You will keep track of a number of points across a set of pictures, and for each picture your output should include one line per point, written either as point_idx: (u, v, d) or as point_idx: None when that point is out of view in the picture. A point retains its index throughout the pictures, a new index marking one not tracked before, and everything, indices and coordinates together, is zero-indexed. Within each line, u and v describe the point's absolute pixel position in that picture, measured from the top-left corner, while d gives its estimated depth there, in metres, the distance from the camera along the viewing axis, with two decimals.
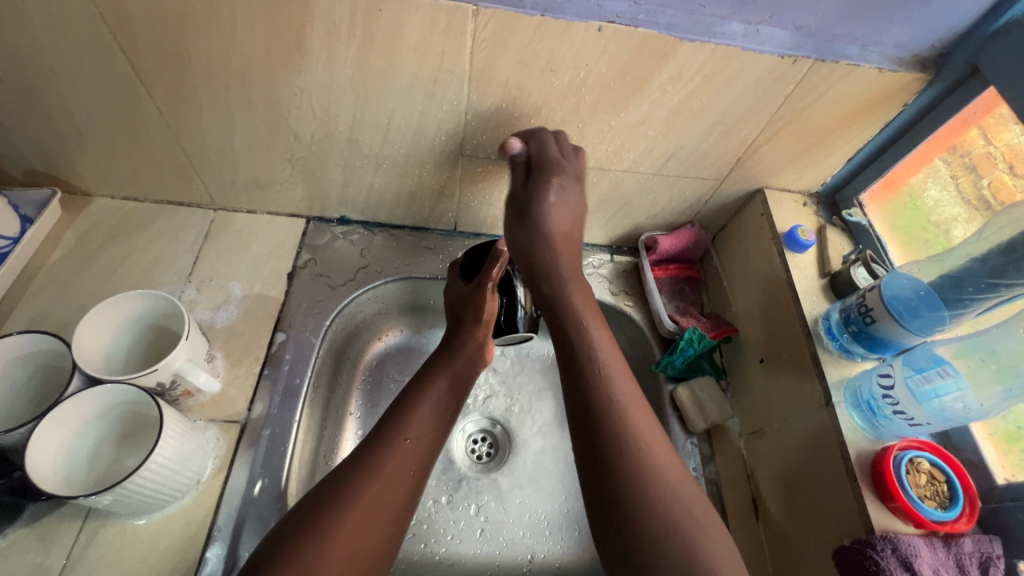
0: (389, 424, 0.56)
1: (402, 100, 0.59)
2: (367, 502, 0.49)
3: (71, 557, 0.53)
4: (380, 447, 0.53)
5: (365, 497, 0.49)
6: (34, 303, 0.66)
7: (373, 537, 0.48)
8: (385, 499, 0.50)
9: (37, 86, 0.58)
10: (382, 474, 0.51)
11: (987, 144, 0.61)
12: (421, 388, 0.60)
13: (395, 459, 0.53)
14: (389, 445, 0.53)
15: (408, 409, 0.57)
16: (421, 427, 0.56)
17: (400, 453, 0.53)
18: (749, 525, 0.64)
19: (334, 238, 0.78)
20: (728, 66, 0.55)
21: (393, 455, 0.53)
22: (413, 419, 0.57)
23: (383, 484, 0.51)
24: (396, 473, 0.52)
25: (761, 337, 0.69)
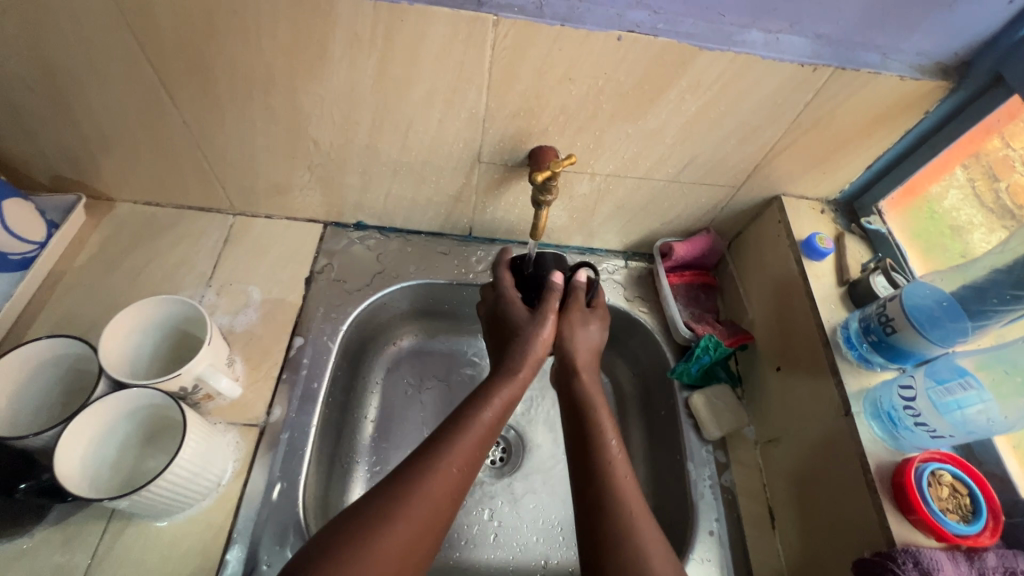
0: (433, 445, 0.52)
1: (421, 108, 0.60)
2: (408, 529, 0.46)
3: (96, 557, 0.54)
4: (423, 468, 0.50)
5: (406, 523, 0.46)
6: (60, 306, 0.68)
7: (410, 559, 0.46)
8: (424, 522, 0.47)
9: (66, 94, 0.59)
10: (426, 495, 0.48)
11: (1005, 148, 0.62)
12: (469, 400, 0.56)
13: (438, 482, 0.49)
14: (433, 469, 0.50)
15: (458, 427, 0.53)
16: (467, 449, 0.52)
17: (442, 479, 0.49)
18: (765, 534, 0.63)
19: (351, 244, 0.78)
20: (748, 74, 0.55)
21: (437, 480, 0.49)
22: (460, 440, 0.52)
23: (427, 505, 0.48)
24: (439, 501, 0.48)
25: (778, 345, 0.68)
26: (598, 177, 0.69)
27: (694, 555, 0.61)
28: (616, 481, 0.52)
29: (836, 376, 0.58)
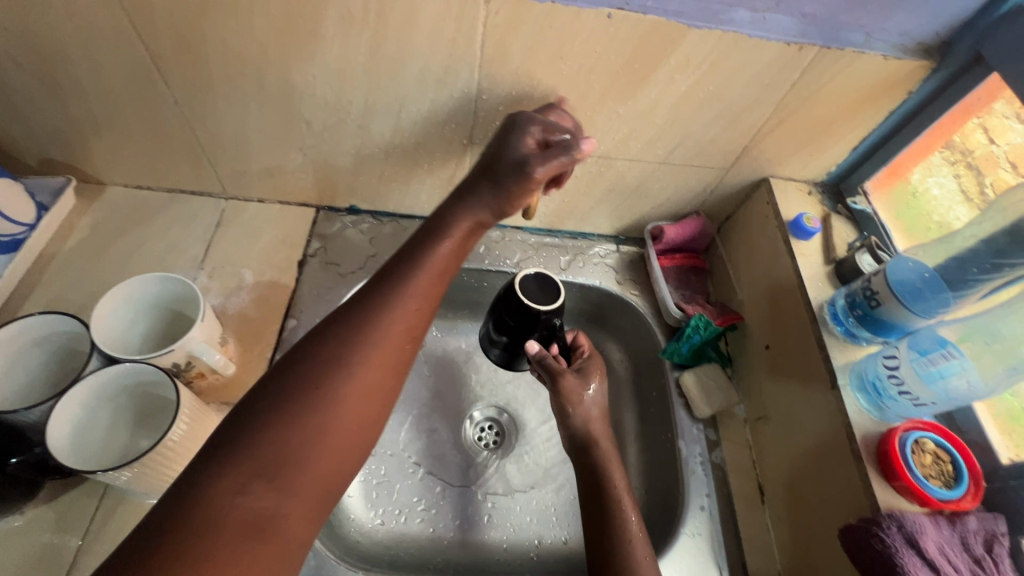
0: (350, 334, 0.47)
1: (414, 87, 0.60)
2: (363, 379, 0.45)
3: (88, 535, 0.54)
4: (342, 362, 0.45)
5: (362, 373, 0.46)
6: (51, 288, 0.67)
7: (360, 411, 0.45)
8: (354, 420, 0.44)
9: (55, 72, 0.59)
10: (353, 390, 0.45)
11: (990, 145, 0.63)
12: (393, 286, 0.51)
13: (362, 373, 0.46)
14: (357, 360, 0.46)
15: (369, 315, 0.48)
16: (427, 288, 0.52)
17: (367, 368, 0.46)
18: (755, 509, 0.65)
19: (344, 227, 0.78)
20: (736, 53, 0.56)
21: (363, 372, 0.46)
22: (412, 278, 0.52)
23: (353, 408, 0.45)
24: (397, 341, 0.48)
25: (765, 323, 0.69)
26: (589, 159, 0.69)
27: (686, 530, 0.63)
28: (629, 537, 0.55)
29: (824, 351, 0.59)
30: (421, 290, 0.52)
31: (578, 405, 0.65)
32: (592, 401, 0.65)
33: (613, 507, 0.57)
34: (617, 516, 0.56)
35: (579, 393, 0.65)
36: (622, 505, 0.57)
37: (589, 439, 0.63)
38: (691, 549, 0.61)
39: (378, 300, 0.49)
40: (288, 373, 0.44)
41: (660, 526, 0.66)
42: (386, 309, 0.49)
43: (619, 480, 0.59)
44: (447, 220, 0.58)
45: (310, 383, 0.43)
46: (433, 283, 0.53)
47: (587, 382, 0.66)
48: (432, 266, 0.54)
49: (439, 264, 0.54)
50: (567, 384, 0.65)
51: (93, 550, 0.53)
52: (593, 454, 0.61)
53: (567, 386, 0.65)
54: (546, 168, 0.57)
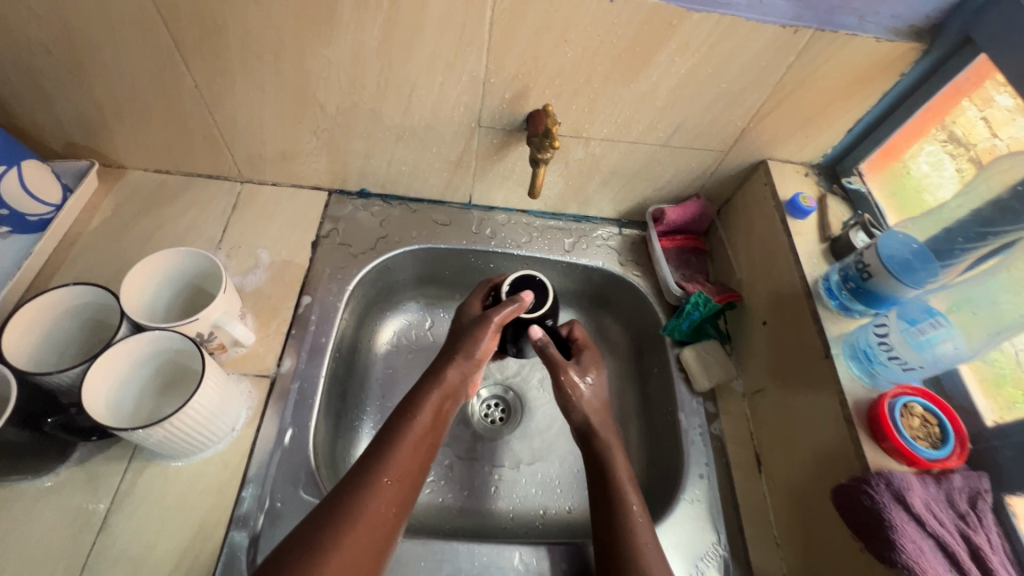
0: (369, 463, 0.53)
1: (424, 72, 0.63)
2: (361, 530, 0.49)
3: (118, 495, 0.56)
4: (361, 488, 0.51)
5: (361, 523, 0.49)
6: (76, 265, 0.70)
7: (361, 559, 0.48)
8: (363, 546, 0.48)
9: (83, 58, 0.62)
10: (366, 515, 0.50)
11: (992, 138, 0.62)
12: (387, 443, 0.55)
13: (376, 500, 0.51)
14: (371, 487, 0.52)
15: (388, 443, 0.55)
16: (419, 436, 0.57)
17: (380, 495, 0.52)
18: (752, 477, 0.67)
19: (355, 210, 0.81)
20: (734, 35, 0.58)
21: (377, 500, 0.51)
22: (406, 433, 0.57)
23: (354, 563, 0.47)
24: (393, 489, 0.52)
25: (763, 299, 0.72)
26: (593, 142, 0.72)
27: (686, 496, 0.65)
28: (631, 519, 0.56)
29: (818, 323, 0.61)
30: (431, 412, 0.59)
31: (579, 399, 0.67)
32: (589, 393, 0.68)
33: (614, 489, 0.59)
34: (618, 500, 0.58)
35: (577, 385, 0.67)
36: (622, 488, 0.59)
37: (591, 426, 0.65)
38: (690, 514, 0.64)
39: (374, 457, 0.54)
40: (295, 537, 0.47)
41: (661, 494, 0.69)
42: (402, 434, 0.56)
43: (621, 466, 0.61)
44: (436, 371, 0.63)
45: (316, 538, 0.47)
46: (441, 404, 0.60)
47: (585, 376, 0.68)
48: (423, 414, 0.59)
49: (448, 387, 0.62)
50: (568, 378, 0.67)
51: (122, 509, 0.56)
52: (592, 445, 0.64)
53: (567, 380, 0.67)
54: (500, 316, 0.64)
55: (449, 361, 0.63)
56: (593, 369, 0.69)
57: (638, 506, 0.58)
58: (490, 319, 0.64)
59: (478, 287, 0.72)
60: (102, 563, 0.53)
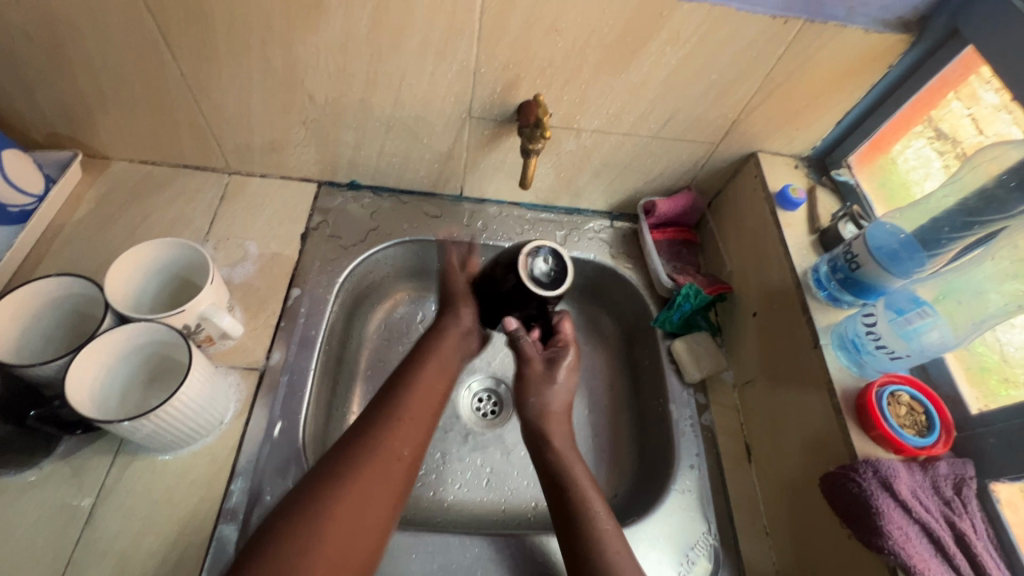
0: (383, 406, 0.59)
1: (414, 61, 0.62)
2: (381, 459, 0.54)
3: (104, 488, 0.56)
4: (376, 430, 0.56)
5: (378, 456, 0.55)
6: (60, 257, 0.69)
7: (382, 485, 0.53)
8: (379, 480, 0.53)
9: (64, 45, 0.60)
10: (381, 452, 0.55)
11: (980, 136, 0.62)
12: (401, 389, 0.61)
13: (393, 436, 0.56)
14: (388, 424, 0.57)
15: (398, 393, 0.61)
16: (427, 386, 0.63)
17: (396, 431, 0.57)
18: (742, 468, 0.68)
19: (345, 202, 0.81)
20: (725, 26, 0.58)
21: (391, 440, 0.56)
22: (417, 382, 0.63)
23: (373, 484, 0.53)
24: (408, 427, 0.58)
25: (753, 291, 0.72)
26: (584, 134, 0.72)
27: (676, 487, 0.66)
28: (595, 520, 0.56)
29: (807, 314, 0.62)
30: (438, 364, 0.66)
31: (539, 395, 0.68)
32: (551, 394, 0.68)
33: (573, 489, 0.59)
34: (580, 498, 0.58)
35: (547, 380, 0.68)
36: (581, 490, 0.59)
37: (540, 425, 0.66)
38: (681, 505, 0.64)
39: (389, 401, 0.60)
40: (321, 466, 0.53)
41: (652, 485, 0.69)
42: (411, 384, 0.62)
43: (582, 475, 0.61)
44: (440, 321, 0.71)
45: (339, 465, 0.53)
46: (448, 353, 0.68)
47: (552, 378, 0.68)
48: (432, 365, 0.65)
49: (452, 338, 0.69)
50: (533, 372, 0.68)
51: (108, 503, 0.55)
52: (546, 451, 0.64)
53: (532, 373, 0.68)
54: (434, 258, 0.74)
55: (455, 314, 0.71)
56: (563, 372, 0.69)
57: (593, 495, 0.59)
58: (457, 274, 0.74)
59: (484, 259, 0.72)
60: (88, 558, 0.52)
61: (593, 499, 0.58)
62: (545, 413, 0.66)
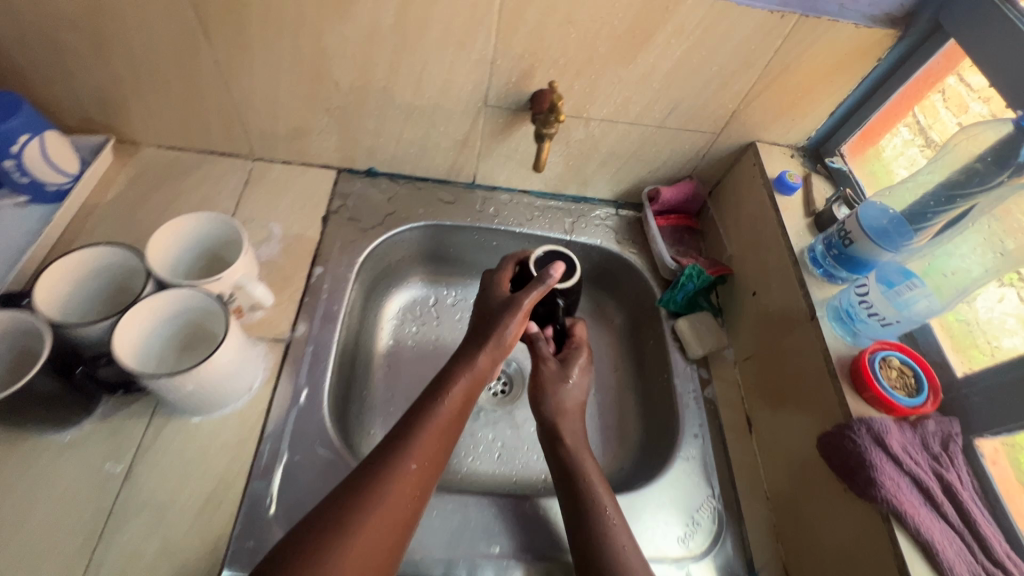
0: (394, 447, 0.54)
1: (435, 51, 0.66)
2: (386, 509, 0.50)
3: (141, 448, 0.59)
4: (386, 472, 0.52)
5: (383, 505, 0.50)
6: (93, 235, 0.72)
7: (384, 539, 0.49)
8: (385, 532, 0.49)
9: (106, 32, 0.64)
10: (389, 498, 0.50)
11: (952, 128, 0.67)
12: (413, 428, 0.56)
13: (401, 481, 0.52)
14: (397, 469, 0.52)
15: (413, 428, 0.56)
16: (442, 426, 0.57)
17: (406, 476, 0.52)
18: (743, 438, 0.71)
19: (363, 188, 0.84)
20: (726, 19, 0.63)
21: (402, 484, 0.52)
22: (431, 420, 0.57)
23: (375, 539, 0.48)
24: (419, 472, 0.53)
25: (752, 272, 0.76)
26: (593, 122, 0.76)
27: (681, 454, 0.69)
28: (608, 523, 0.58)
29: (804, 289, 0.66)
30: (460, 396, 0.60)
31: (552, 394, 0.71)
32: (568, 391, 0.70)
33: (588, 491, 0.61)
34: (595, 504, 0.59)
35: (561, 380, 0.71)
36: (599, 496, 0.60)
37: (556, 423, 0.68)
38: (686, 471, 0.68)
39: (399, 441, 0.54)
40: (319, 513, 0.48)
41: (658, 455, 0.73)
42: (427, 420, 0.57)
43: (593, 472, 0.63)
44: (468, 348, 0.65)
45: (341, 514, 0.48)
46: (470, 388, 0.61)
47: (563, 377, 0.71)
48: (451, 400, 0.59)
49: (478, 371, 0.62)
50: (546, 372, 0.71)
51: (145, 461, 0.58)
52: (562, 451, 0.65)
53: (546, 374, 0.71)
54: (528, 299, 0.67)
55: (482, 343, 0.64)
56: (576, 371, 0.72)
57: (614, 512, 0.59)
58: (521, 305, 0.67)
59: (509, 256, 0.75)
60: (127, 513, 0.55)
61: (606, 501, 0.60)
62: (560, 411, 0.69)
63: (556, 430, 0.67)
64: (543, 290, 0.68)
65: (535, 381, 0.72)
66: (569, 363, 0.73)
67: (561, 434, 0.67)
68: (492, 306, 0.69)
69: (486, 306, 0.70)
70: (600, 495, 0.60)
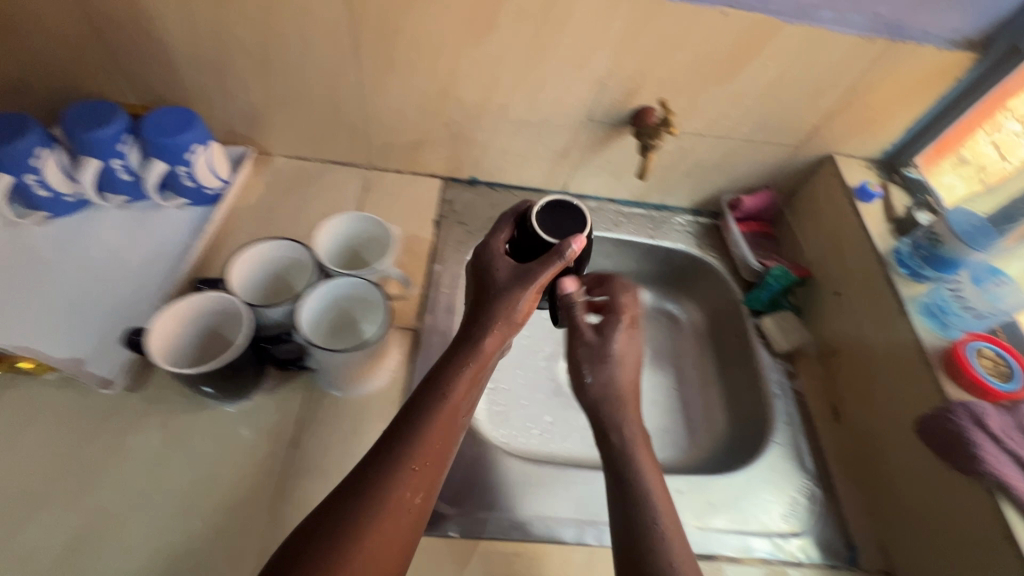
0: (394, 447, 0.50)
1: (554, 72, 0.75)
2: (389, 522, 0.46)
3: (304, 418, 0.66)
4: (386, 477, 0.48)
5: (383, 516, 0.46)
6: (241, 233, 0.81)
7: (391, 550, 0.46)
8: (390, 541, 0.46)
9: (271, 56, 0.74)
10: (389, 508, 0.47)
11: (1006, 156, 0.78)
12: (414, 425, 0.51)
13: (401, 488, 0.48)
14: (398, 474, 0.48)
15: (414, 425, 0.51)
16: (446, 422, 0.52)
17: (409, 481, 0.48)
18: (833, 427, 0.77)
19: (467, 195, 0.93)
20: (821, 44, 0.70)
21: (404, 491, 0.48)
22: (433, 417, 0.52)
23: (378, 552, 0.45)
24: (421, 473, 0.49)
25: (834, 273, 0.82)
26: (685, 136, 0.84)
27: (776, 440, 0.75)
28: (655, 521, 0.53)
29: (892, 287, 0.72)
30: (466, 385, 0.55)
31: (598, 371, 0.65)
32: (612, 364, 0.65)
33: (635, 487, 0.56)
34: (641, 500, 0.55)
35: (599, 355, 0.65)
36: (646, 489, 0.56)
37: (600, 407, 0.63)
38: (782, 455, 0.73)
39: (401, 441, 0.50)
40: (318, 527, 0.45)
41: (750, 443, 0.78)
42: (428, 415, 0.52)
43: (648, 471, 0.58)
44: (473, 329, 0.58)
45: (345, 529, 0.45)
46: (477, 375, 0.56)
47: (605, 355, 0.65)
48: (455, 391, 0.54)
49: (484, 356, 0.57)
50: (584, 350, 0.66)
51: (308, 430, 0.65)
52: (613, 441, 0.61)
53: (585, 351, 0.66)
54: (546, 273, 0.59)
55: (490, 324, 0.58)
56: (618, 337, 0.66)
57: (664, 509, 0.55)
58: (530, 283, 0.59)
59: (508, 214, 0.67)
60: (299, 476, 0.62)
61: (656, 499, 0.55)
62: (608, 391, 0.64)
63: (604, 424, 0.62)
64: (561, 263, 0.58)
65: (575, 360, 0.66)
66: (609, 331, 0.66)
67: (610, 423, 0.62)
68: (501, 276, 0.61)
69: (487, 279, 0.61)
70: (646, 488, 0.56)
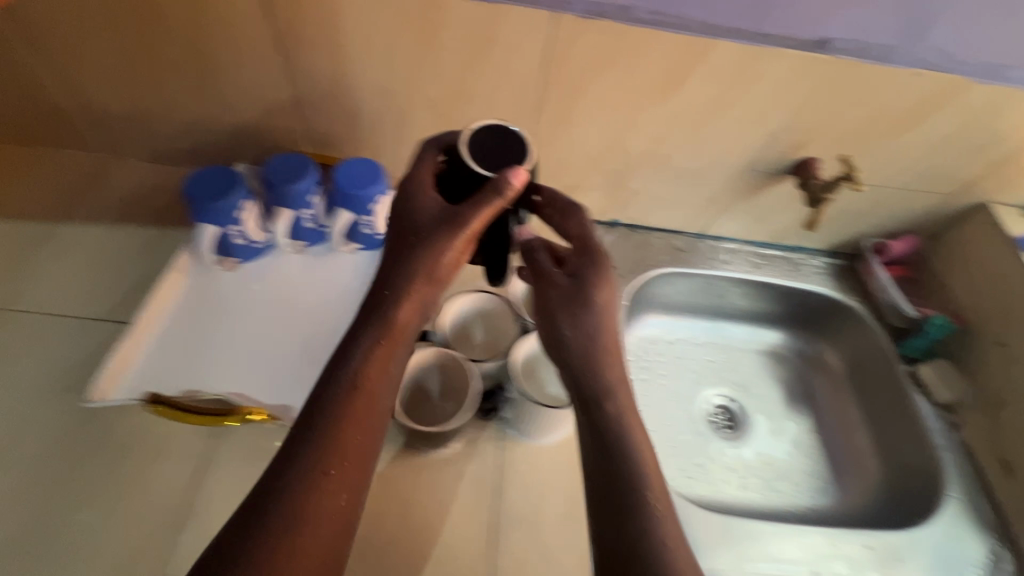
0: (296, 445, 0.46)
1: (728, 126, 0.76)
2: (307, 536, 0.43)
3: (502, 467, 0.68)
4: (303, 480, 0.45)
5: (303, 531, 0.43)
6: None
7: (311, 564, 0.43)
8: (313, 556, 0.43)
9: (454, 110, 0.77)
10: (298, 517, 0.43)
11: None
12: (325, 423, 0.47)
13: (311, 494, 0.45)
14: (299, 477, 0.45)
15: (319, 419, 0.47)
16: (361, 415, 0.48)
17: (321, 486, 0.45)
18: (1006, 482, 0.76)
19: (610, 238, 0.94)
20: (1006, 101, 0.71)
21: (317, 498, 0.45)
22: (354, 413, 0.48)
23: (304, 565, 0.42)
24: (343, 475, 0.46)
25: (997, 323, 0.82)
26: None
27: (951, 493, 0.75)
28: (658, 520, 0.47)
29: None
30: (378, 370, 0.50)
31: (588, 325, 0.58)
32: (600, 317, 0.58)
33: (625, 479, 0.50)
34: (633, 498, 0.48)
35: (580, 308, 0.58)
36: (643, 481, 0.50)
37: (589, 364, 0.56)
38: (958, 509, 0.74)
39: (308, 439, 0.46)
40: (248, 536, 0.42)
41: (920, 495, 0.78)
42: (325, 404, 0.48)
43: (646, 456, 0.51)
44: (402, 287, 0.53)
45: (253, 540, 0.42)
46: (391, 352, 0.51)
47: (584, 300, 0.58)
48: (366, 383, 0.49)
49: (396, 333, 0.52)
50: (551, 298, 0.59)
51: (508, 480, 0.67)
52: (601, 418, 0.53)
53: (554, 299, 0.59)
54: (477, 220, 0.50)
55: (409, 286, 0.53)
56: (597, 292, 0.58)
57: (661, 502, 0.49)
58: (462, 229, 0.51)
59: (432, 141, 0.56)
60: (507, 526, 0.64)
61: (652, 487, 0.49)
62: (592, 347, 0.57)
63: (589, 389, 0.55)
64: (505, 200, 0.48)
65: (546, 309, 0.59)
66: (584, 286, 0.58)
67: (609, 391, 0.55)
68: (423, 221, 0.53)
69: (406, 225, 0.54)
70: (648, 482, 0.50)
